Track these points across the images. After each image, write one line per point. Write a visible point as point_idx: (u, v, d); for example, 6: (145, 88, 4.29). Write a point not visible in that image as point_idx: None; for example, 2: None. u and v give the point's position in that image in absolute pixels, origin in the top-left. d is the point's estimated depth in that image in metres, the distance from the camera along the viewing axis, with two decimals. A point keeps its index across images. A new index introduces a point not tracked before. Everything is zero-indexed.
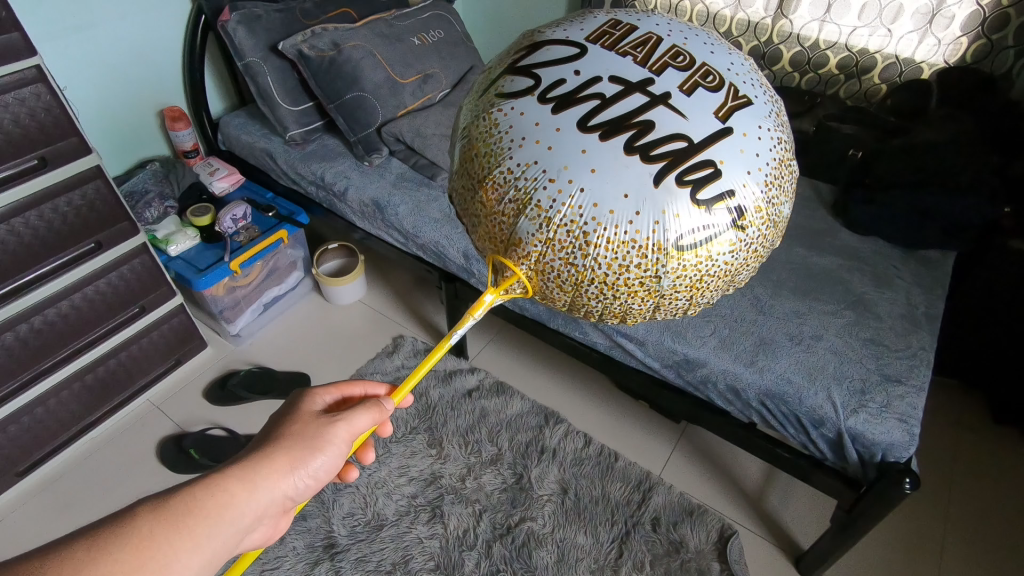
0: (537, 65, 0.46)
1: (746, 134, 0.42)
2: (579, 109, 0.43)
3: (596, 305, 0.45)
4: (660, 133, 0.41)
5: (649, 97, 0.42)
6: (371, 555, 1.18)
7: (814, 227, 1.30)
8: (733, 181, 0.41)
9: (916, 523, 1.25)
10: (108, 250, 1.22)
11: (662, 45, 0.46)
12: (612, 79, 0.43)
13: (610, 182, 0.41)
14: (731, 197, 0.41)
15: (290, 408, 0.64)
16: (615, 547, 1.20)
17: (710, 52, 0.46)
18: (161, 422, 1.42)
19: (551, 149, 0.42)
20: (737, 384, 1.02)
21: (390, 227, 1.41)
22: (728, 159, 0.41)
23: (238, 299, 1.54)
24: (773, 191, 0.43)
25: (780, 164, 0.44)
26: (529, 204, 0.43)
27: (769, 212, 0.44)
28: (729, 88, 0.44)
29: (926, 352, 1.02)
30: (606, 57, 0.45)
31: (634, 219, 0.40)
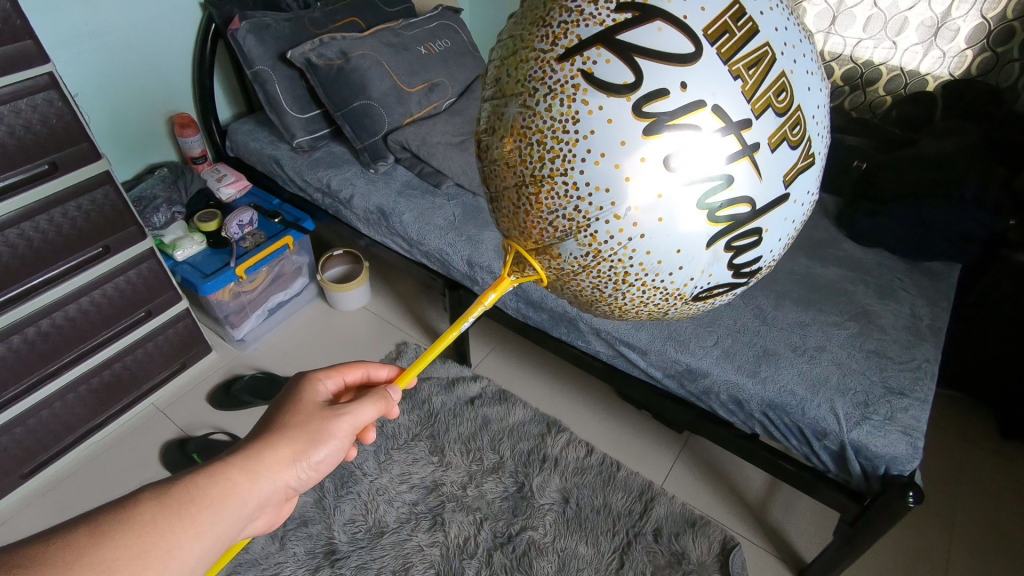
0: (643, 53, 0.42)
1: (795, 201, 0.47)
2: (672, 140, 0.42)
3: (600, 310, 0.54)
4: (735, 195, 0.44)
5: (740, 147, 0.43)
6: (371, 562, 1.18)
7: (818, 238, 1.30)
8: (763, 251, 0.48)
9: (920, 537, 1.24)
10: (115, 254, 1.24)
11: (773, 72, 0.43)
12: (716, 112, 0.42)
13: (671, 234, 0.45)
14: (754, 261, 0.48)
15: (289, 398, 0.65)
16: (616, 557, 1.19)
17: (807, 88, 0.45)
18: (165, 425, 1.42)
19: (629, 184, 0.44)
20: (739, 395, 1.01)
21: (394, 234, 1.42)
22: (771, 229, 0.47)
23: (243, 303, 1.55)
24: (783, 250, 0.51)
25: (799, 225, 0.51)
26: (585, 231, 0.46)
27: (771, 264, 0.52)
28: (806, 145, 0.46)
29: (930, 365, 1.02)
30: (717, 74, 0.42)
31: (674, 272, 0.47)
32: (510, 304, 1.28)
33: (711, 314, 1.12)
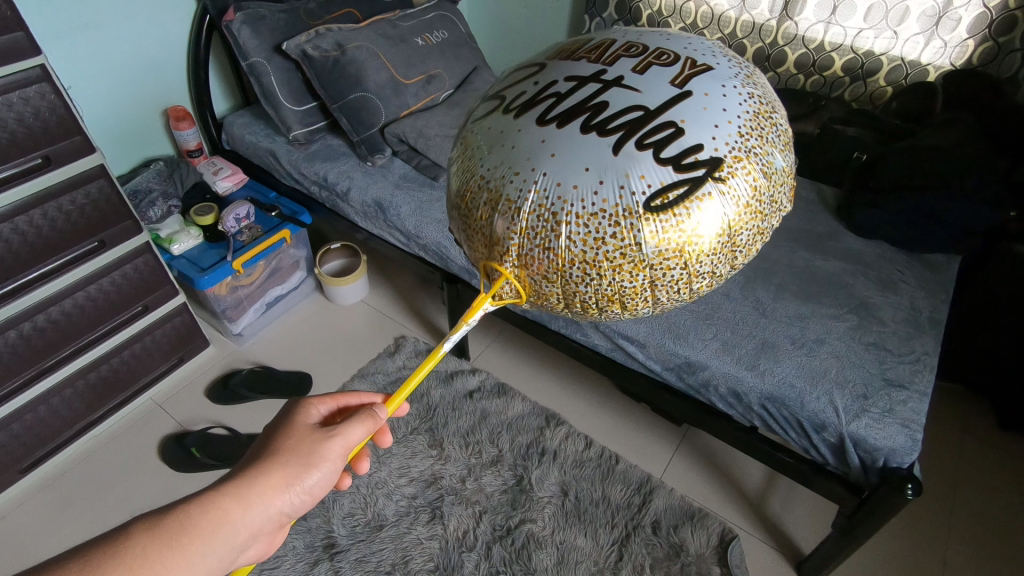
0: (508, 88, 0.50)
1: (708, 93, 0.44)
2: (538, 108, 0.46)
3: (585, 290, 0.44)
4: (615, 109, 0.43)
5: (601, 84, 0.45)
6: (371, 556, 1.18)
7: (818, 230, 1.30)
8: (700, 137, 0.42)
9: (918, 529, 1.24)
10: (111, 249, 1.23)
11: (616, 44, 0.49)
12: (567, 78, 0.47)
13: (571, 162, 0.42)
14: (699, 150, 0.41)
15: (282, 422, 0.64)
16: (615, 550, 1.19)
17: (665, 39, 0.50)
18: (163, 421, 1.42)
19: (518, 144, 0.45)
20: (738, 388, 1.01)
21: (392, 228, 1.41)
22: (689, 118, 0.42)
23: (240, 298, 1.55)
24: (750, 141, 0.44)
25: (754, 117, 0.45)
26: (499, 200, 0.44)
27: (752, 161, 0.43)
28: (684, 61, 0.47)
29: (930, 357, 1.02)
30: (562, 64, 0.48)
31: (598, 189, 0.41)
32: None
33: (710, 306, 1.11)
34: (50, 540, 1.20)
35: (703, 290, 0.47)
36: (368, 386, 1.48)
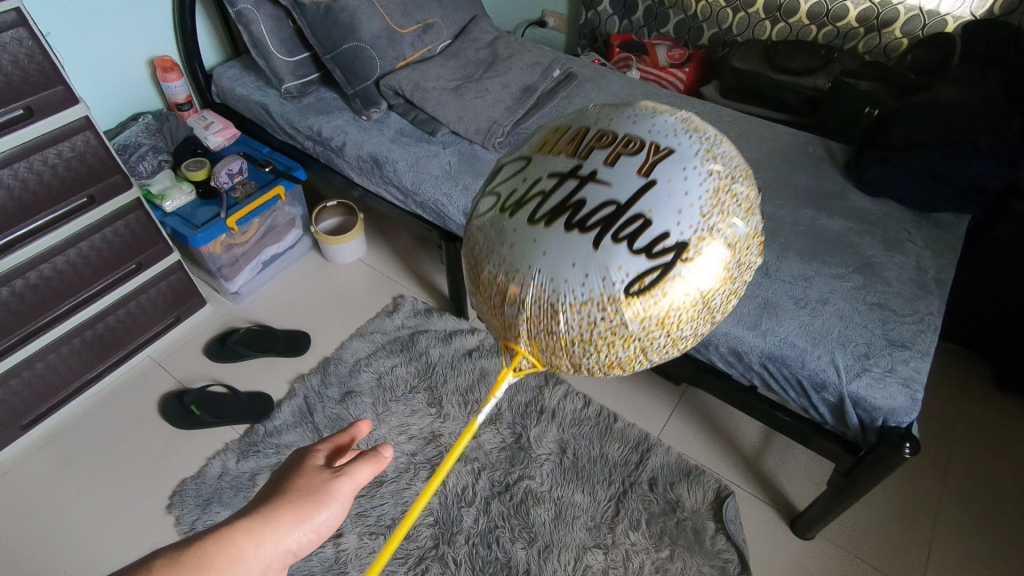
0: (498, 184, 0.49)
1: (672, 179, 0.43)
2: (526, 206, 0.45)
3: (589, 362, 0.45)
4: (591, 206, 0.43)
5: (577, 180, 0.44)
6: (371, 510, 1.20)
7: (825, 189, 1.26)
8: (667, 222, 0.42)
9: (912, 487, 1.26)
10: (101, 205, 1.20)
11: (589, 133, 0.48)
12: (550, 174, 0.46)
13: (561, 258, 0.42)
14: (666, 239, 0.42)
15: (289, 462, 0.63)
16: (612, 505, 1.21)
17: (632, 121, 0.47)
18: (162, 378, 1.42)
19: (510, 255, 0.45)
20: (739, 347, 1.00)
21: (388, 184, 1.37)
22: (655, 208, 0.42)
23: (236, 256, 1.52)
24: (715, 219, 0.43)
25: (717, 192, 0.44)
26: (506, 292, 0.45)
27: (719, 238, 0.43)
28: (650, 146, 0.45)
29: (934, 318, 1.00)
30: (546, 160, 0.47)
31: (585, 282, 0.42)
32: None
33: None
34: (56, 496, 1.22)
35: (691, 345, 0.48)
36: (366, 345, 1.48)
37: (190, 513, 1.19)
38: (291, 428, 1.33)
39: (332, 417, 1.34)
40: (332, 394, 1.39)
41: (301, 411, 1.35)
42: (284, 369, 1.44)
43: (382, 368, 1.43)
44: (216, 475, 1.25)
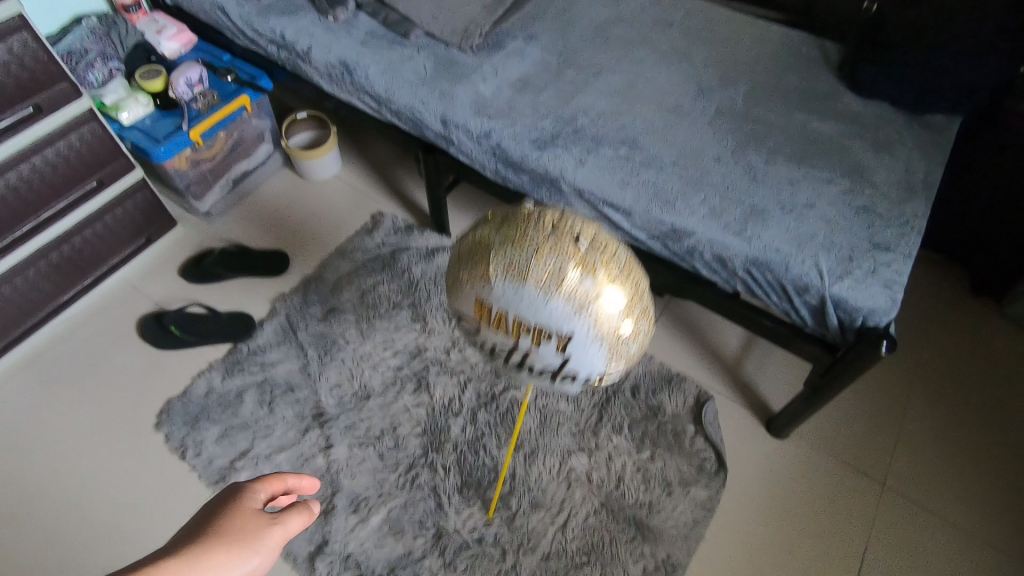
0: (481, 313, 0.70)
1: (593, 321, 0.65)
2: (507, 340, 0.71)
3: None
4: (548, 345, 0.68)
5: (535, 327, 0.67)
6: (359, 422, 1.22)
7: (818, 90, 1.21)
8: (595, 346, 0.67)
9: (883, 388, 1.31)
10: (51, 115, 1.12)
11: (527, 283, 0.65)
12: (514, 317, 0.67)
13: (543, 367, 0.72)
14: (599, 353, 0.68)
15: (207, 506, 0.53)
16: (595, 412, 1.25)
17: (557, 275, 0.64)
18: (138, 301, 1.39)
19: (510, 359, 0.74)
20: (724, 254, 0.99)
21: (360, 91, 1.29)
22: (588, 341, 0.67)
23: (204, 172, 1.45)
24: (625, 325, 0.68)
25: (622, 312, 0.67)
26: (516, 371, 0.76)
27: (630, 333, 0.69)
28: (574, 302, 0.64)
29: (919, 220, 1.00)
30: (506, 306, 0.67)
31: (562, 377, 0.73)
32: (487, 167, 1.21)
33: (701, 171, 1.07)
34: (41, 418, 1.22)
35: None
36: (346, 263, 1.45)
37: (178, 430, 1.20)
38: (275, 346, 1.32)
39: (315, 336, 1.34)
40: (314, 312, 1.37)
41: (283, 330, 1.34)
42: (264, 289, 1.42)
43: (364, 287, 1.41)
44: (202, 394, 1.25)
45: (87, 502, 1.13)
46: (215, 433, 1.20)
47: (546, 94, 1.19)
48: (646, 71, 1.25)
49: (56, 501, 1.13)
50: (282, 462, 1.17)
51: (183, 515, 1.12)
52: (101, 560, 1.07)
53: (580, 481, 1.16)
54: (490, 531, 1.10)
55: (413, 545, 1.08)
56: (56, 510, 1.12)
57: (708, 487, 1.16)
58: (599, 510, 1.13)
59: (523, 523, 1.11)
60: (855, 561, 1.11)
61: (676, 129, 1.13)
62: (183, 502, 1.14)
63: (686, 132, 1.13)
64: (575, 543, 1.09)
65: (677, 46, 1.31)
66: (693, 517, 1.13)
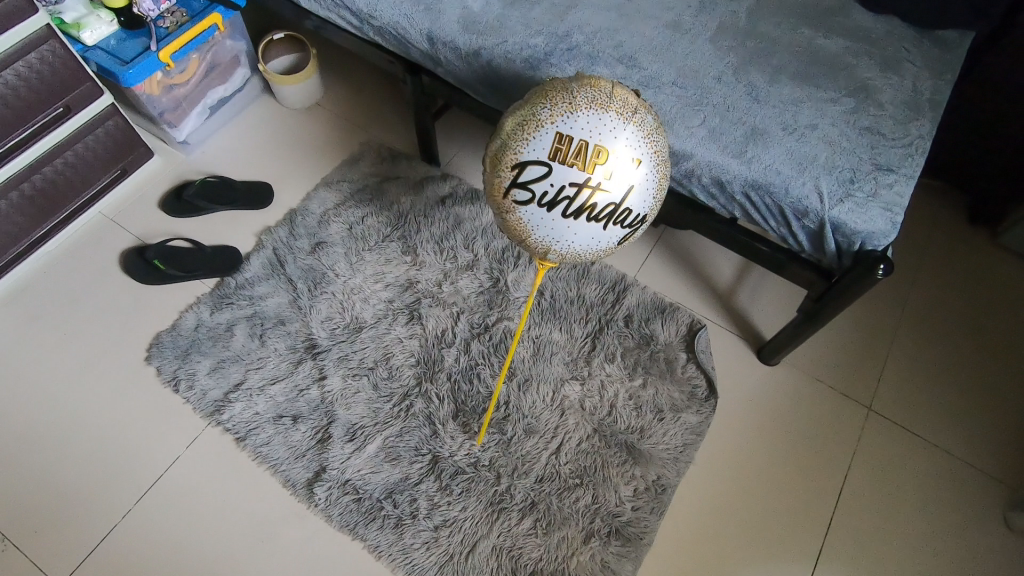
0: (533, 185, 0.81)
1: (640, 177, 0.80)
2: (559, 208, 0.81)
3: None
4: (601, 206, 0.80)
5: (591, 189, 0.79)
6: (352, 354, 1.22)
7: (825, 4, 1.14)
8: (638, 206, 0.82)
9: (873, 316, 1.31)
10: (6, 33, 1.04)
11: (590, 147, 0.78)
12: (572, 183, 0.79)
13: (585, 235, 0.84)
14: (639, 212, 0.83)
15: None
16: (588, 341, 1.25)
17: (614, 135, 0.78)
18: (119, 235, 1.35)
19: (550, 231, 0.84)
20: (722, 177, 0.96)
21: (340, 7, 1.20)
22: (635, 198, 0.81)
23: (178, 99, 1.38)
24: (660, 187, 0.84)
25: (661, 174, 0.83)
26: (548, 247, 0.87)
27: (661, 195, 0.85)
28: (629, 160, 0.79)
29: (923, 141, 0.97)
30: (563, 171, 0.79)
31: (598, 242, 0.85)
32: (477, 89, 1.15)
33: (701, 91, 1.02)
34: (28, 353, 1.20)
35: None
36: (333, 195, 1.41)
37: (169, 363, 1.19)
38: (263, 280, 1.29)
39: (304, 269, 1.31)
40: (301, 245, 1.34)
41: (271, 263, 1.31)
42: (248, 222, 1.38)
43: (352, 219, 1.38)
44: (191, 327, 1.24)
45: (82, 436, 1.13)
46: (206, 366, 1.20)
47: (539, 9, 1.12)
48: None
49: (50, 437, 1.13)
50: (276, 394, 1.17)
51: (180, 446, 1.13)
52: (100, 493, 1.09)
53: (573, 409, 1.17)
54: (485, 456, 1.12)
55: (410, 471, 1.11)
56: (52, 444, 1.13)
57: (698, 412, 1.18)
58: (592, 436, 1.15)
59: (517, 448, 1.13)
60: (837, 480, 1.15)
61: (675, 46, 1.07)
62: (178, 434, 1.14)
63: (686, 49, 1.07)
64: (568, 467, 1.12)
65: None
66: (683, 441, 1.15)
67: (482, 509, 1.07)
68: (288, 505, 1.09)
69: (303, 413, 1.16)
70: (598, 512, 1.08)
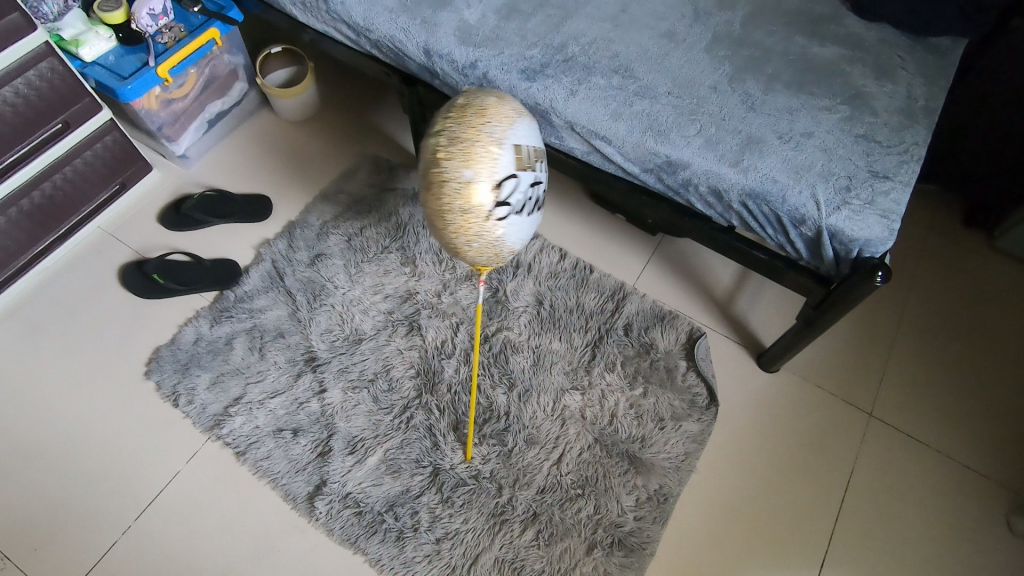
0: None
1: (423, 148, 0.90)
2: None
3: (470, 255, 0.93)
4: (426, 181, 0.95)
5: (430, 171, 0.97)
6: (352, 366, 1.22)
7: (818, 13, 1.15)
8: (423, 172, 0.90)
9: (872, 321, 1.32)
10: (4, 51, 1.04)
11: None
12: None
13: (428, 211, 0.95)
14: (425, 180, 0.89)
15: None
16: (588, 350, 1.25)
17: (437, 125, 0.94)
18: (118, 249, 1.35)
19: None
20: (719, 186, 0.97)
21: (337, 20, 1.21)
22: (423, 167, 0.90)
23: (176, 112, 1.38)
24: (429, 159, 0.88)
25: (430, 146, 0.88)
26: None
27: (429, 169, 0.88)
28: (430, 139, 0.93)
29: (918, 148, 0.97)
30: None
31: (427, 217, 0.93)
32: None
33: (696, 100, 1.02)
34: (28, 369, 1.20)
35: (493, 212, 0.87)
36: (331, 207, 1.41)
37: (169, 377, 1.19)
38: (262, 293, 1.29)
39: (303, 281, 1.31)
40: (300, 258, 1.34)
41: (270, 276, 1.31)
42: (247, 235, 1.38)
43: (351, 231, 1.38)
44: (191, 341, 1.24)
45: (82, 453, 1.13)
46: (206, 380, 1.19)
47: (534, 21, 1.13)
48: None
49: (50, 453, 1.13)
50: (276, 407, 1.17)
51: (180, 461, 1.13)
52: (100, 509, 1.08)
53: (573, 419, 1.17)
54: (486, 468, 1.12)
55: (411, 483, 1.10)
56: (52, 460, 1.12)
57: (699, 421, 1.18)
58: (593, 445, 1.14)
59: (519, 459, 1.12)
60: (839, 486, 1.14)
61: (671, 56, 1.08)
62: (178, 449, 1.14)
63: (681, 59, 1.08)
64: (570, 477, 1.11)
65: None
66: (685, 450, 1.15)
67: (485, 520, 1.07)
68: (289, 519, 1.08)
69: (303, 426, 1.15)
70: (601, 523, 1.08)
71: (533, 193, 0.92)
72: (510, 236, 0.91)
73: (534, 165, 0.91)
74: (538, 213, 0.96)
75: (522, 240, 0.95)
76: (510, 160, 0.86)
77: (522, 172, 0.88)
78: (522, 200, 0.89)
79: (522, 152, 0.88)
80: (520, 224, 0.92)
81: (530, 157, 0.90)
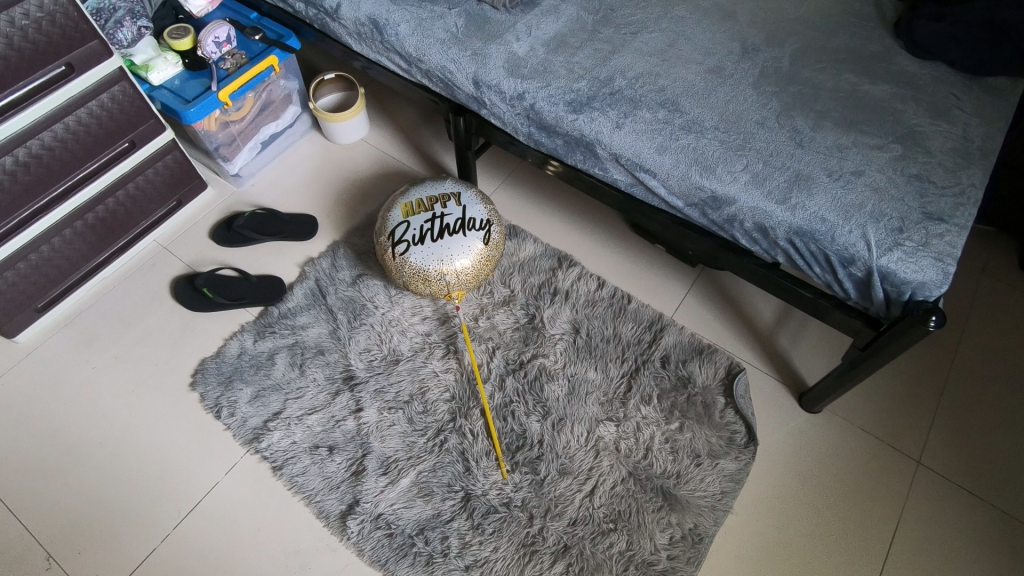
0: None
1: None
2: None
3: (423, 287, 1.21)
4: None
5: None
6: (388, 386, 1.23)
7: (870, 51, 1.14)
8: None
9: (920, 367, 1.27)
10: (81, 75, 1.11)
11: None
12: None
13: None
14: None
15: None
16: (624, 381, 1.24)
17: None
18: (171, 262, 1.41)
19: None
20: (765, 223, 0.96)
21: (390, 51, 1.26)
22: None
23: (233, 134, 1.44)
24: None
25: None
26: None
27: None
28: None
29: (975, 190, 0.94)
30: None
31: None
32: (520, 130, 1.18)
33: (742, 136, 1.02)
34: (82, 376, 1.25)
35: (395, 248, 1.19)
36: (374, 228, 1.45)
37: (213, 389, 1.23)
38: (305, 310, 1.33)
39: (344, 300, 1.34)
40: (343, 277, 1.37)
41: (312, 293, 1.35)
42: (293, 253, 1.42)
43: None
44: (235, 355, 1.27)
45: (128, 460, 1.17)
46: (248, 394, 1.22)
47: (581, 54, 1.15)
48: (686, 30, 1.19)
49: (98, 458, 1.17)
50: (313, 424, 1.19)
51: (220, 472, 1.16)
52: (141, 516, 1.11)
53: (607, 450, 1.16)
54: (518, 496, 1.11)
55: (442, 507, 1.10)
56: (99, 464, 1.16)
57: (737, 459, 1.15)
58: (627, 479, 1.13)
59: (550, 489, 1.12)
60: (884, 538, 1.09)
61: (716, 91, 1.08)
62: (219, 461, 1.17)
63: (727, 94, 1.08)
64: (602, 510, 1.10)
65: (719, 4, 1.24)
66: (720, 489, 1.12)
67: (515, 550, 1.06)
68: (320, 537, 1.09)
69: (338, 444, 1.17)
70: (633, 560, 1.05)
71: (433, 226, 1.18)
72: (424, 264, 1.16)
73: (431, 208, 1.20)
74: (455, 238, 1.17)
75: (445, 261, 1.16)
76: (403, 212, 1.21)
77: (412, 218, 1.19)
78: (416, 233, 1.18)
79: (412, 205, 1.21)
80: (428, 250, 1.16)
81: (427, 204, 1.21)
